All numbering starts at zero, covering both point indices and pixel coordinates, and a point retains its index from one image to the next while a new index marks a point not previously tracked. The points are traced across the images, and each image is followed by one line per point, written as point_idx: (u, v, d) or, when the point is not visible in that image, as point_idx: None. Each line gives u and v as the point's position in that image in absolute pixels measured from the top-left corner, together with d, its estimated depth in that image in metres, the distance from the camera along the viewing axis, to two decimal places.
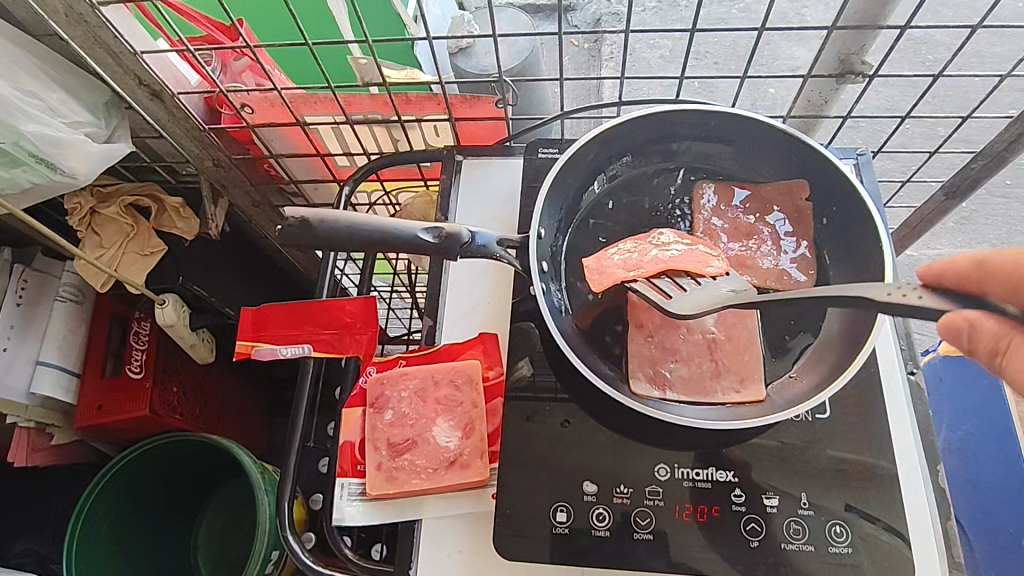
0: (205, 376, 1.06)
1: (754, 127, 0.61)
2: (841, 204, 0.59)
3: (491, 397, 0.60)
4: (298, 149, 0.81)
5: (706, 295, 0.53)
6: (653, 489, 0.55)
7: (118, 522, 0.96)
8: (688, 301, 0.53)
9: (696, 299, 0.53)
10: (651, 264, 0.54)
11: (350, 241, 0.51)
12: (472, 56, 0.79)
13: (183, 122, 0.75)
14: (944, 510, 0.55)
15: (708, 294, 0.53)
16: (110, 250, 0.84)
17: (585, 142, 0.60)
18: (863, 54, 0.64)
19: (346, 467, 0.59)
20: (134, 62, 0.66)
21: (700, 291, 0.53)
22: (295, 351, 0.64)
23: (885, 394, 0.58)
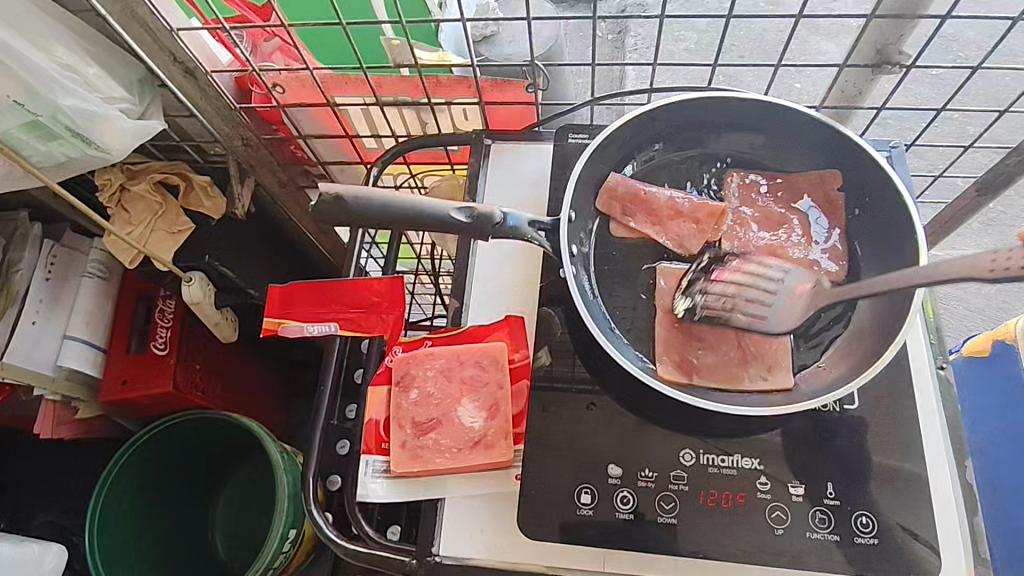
0: (228, 355, 1.08)
1: (790, 116, 0.60)
2: (875, 194, 0.59)
3: (517, 378, 0.60)
4: (326, 130, 0.81)
5: (795, 303, 0.56)
6: (678, 474, 0.55)
7: (140, 495, 0.98)
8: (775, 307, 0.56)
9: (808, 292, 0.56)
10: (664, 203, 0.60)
11: (384, 219, 0.51)
12: (496, 46, 0.77)
13: (216, 100, 0.76)
14: (970, 504, 0.54)
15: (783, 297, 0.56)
16: (139, 227, 0.85)
17: (619, 126, 0.59)
18: (901, 44, 0.64)
19: (370, 444, 0.59)
20: (171, 39, 0.68)
21: (792, 301, 0.56)
22: (323, 329, 0.64)
23: (915, 387, 0.58)
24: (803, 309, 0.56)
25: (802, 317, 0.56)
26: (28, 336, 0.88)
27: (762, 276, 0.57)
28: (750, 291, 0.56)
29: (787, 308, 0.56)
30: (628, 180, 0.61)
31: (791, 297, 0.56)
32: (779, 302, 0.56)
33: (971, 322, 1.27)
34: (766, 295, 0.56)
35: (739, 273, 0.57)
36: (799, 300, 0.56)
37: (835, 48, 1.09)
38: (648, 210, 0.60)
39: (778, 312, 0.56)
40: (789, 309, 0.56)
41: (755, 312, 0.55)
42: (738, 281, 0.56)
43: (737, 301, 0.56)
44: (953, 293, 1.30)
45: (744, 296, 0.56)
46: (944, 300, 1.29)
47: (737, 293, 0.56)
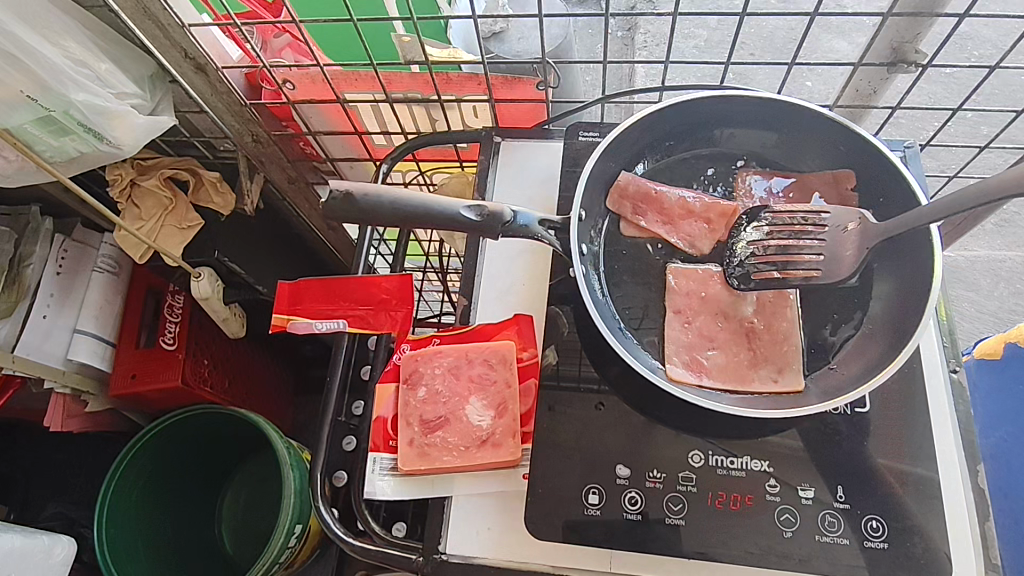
0: (236, 350, 1.08)
1: (803, 115, 0.60)
2: (889, 195, 0.58)
3: (525, 377, 0.60)
4: (336, 126, 0.81)
5: (848, 243, 0.55)
6: (686, 475, 0.55)
7: (150, 488, 0.99)
8: (831, 258, 0.55)
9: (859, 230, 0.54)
10: (674, 202, 0.60)
11: (394, 216, 0.51)
12: (505, 42, 0.77)
13: (226, 97, 0.76)
14: (982, 510, 0.54)
15: (831, 246, 0.55)
16: (149, 222, 0.85)
17: (629, 125, 0.59)
18: (917, 42, 0.63)
19: (378, 442, 0.59)
20: (182, 34, 0.68)
21: (842, 242, 0.55)
22: (330, 326, 0.64)
23: (928, 391, 0.57)
24: (855, 253, 0.54)
25: (858, 256, 0.54)
26: (39, 329, 0.89)
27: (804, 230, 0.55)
28: (795, 250, 0.55)
29: (838, 252, 0.55)
30: (637, 179, 0.61)
31: (840, 242, 0.55)
32: (829, 247, 0.55)
33: (983, 324, 1.26)
34: (812, 247, 0.55)
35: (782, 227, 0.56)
36: (850, 241, 0.54)
37: (847, 47, 1.08)
38: (660, 210, 0.60)
39: (832, 261, 0.55)
40: (840, 250, 0.55)
41: (806, 267, 0.55)
42: (782, 243, 0.56)
43: (784, 260, 0.55)
44: (965, 295, 1.29)
45: (789, 255, 0.55)
46: (955, 301, 1.28)
47: (781, 253, 0.55)
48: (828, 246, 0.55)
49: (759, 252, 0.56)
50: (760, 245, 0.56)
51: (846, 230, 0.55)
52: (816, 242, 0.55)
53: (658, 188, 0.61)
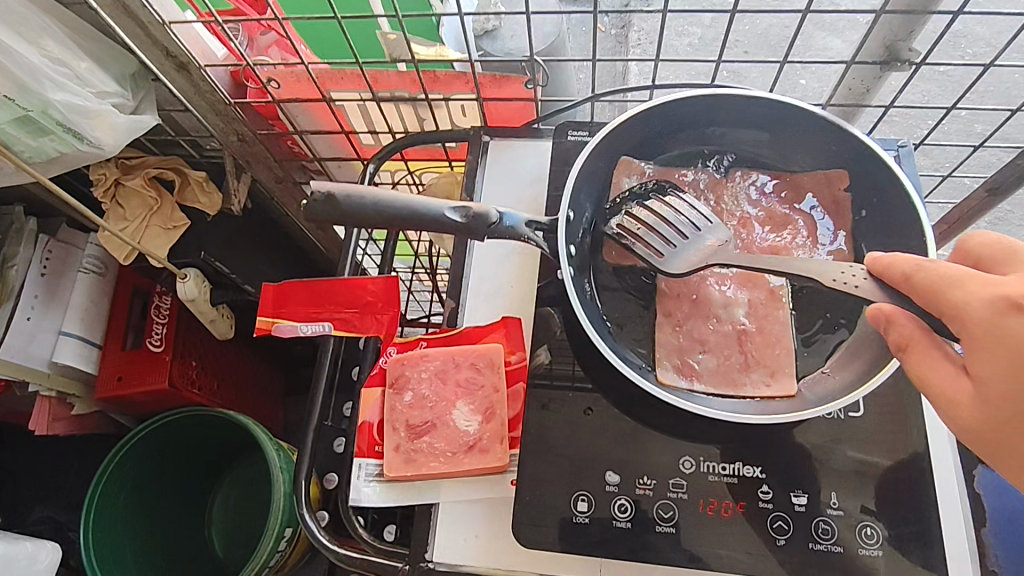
0: (225, 353, 1.07)
1: (798, 116, 0.58)
2: (883, 196, 0.57)
3: (514, 380, 0.59)
4: (323, 126, 0.80)
5: (692, 250, 0.53)
6: (677, 482, 0.54)
7: (136, 492, 0.97)
8: (679, 257, 0.53)
9: (683, 257, 0.53)
10: None
11: (377, 217, 0.50)
12: (497, 40, 0.74)
13: (210, 96, 0.75)
14: (977, 515, 0.53)
15: (692, 249, 0.53)
16: (133, 222, 0.83)
17: (613, 127, 0.58)
18: (910, 40, 0.62)
19: (364, 447, 0.58)
20: (163, 33, 0.66)
21: (687, 246, 0.53)
22: (315, 329, 0.63)
23: (921, 395, 0.57)
24: (693, 256, 0.53)
25: (695, 267, 0.53)
26: (23, 331, 0.87)
27: (648, 233, 0.54)
28: (669, 215, 0.55)
29: (691, 253, 0.53)
30: (639, 171, 0.61)
31: (691, 245, 0.54)
32: (682, 241, 0.54)
33: None
34: (666, 229, 0.54)
35: (629, 225, 0.55)
36: (703, 251, 0.53)
37: (840, 44, 1.06)
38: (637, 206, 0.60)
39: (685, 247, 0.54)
40: (686, 255, 0.53)
41: (661, 239, 0.54)
42: (662, 209, 0.55)
43: (652, 227, 0.54)
44: None
45: (653, 228, 0.54)
46: None
47: (664, 212, 0.55)
48: (674, 240, 0.54)
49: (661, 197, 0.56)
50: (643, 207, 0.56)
51: (674, 246, 0.54)
52: (678, 230, 0.54)
53: None
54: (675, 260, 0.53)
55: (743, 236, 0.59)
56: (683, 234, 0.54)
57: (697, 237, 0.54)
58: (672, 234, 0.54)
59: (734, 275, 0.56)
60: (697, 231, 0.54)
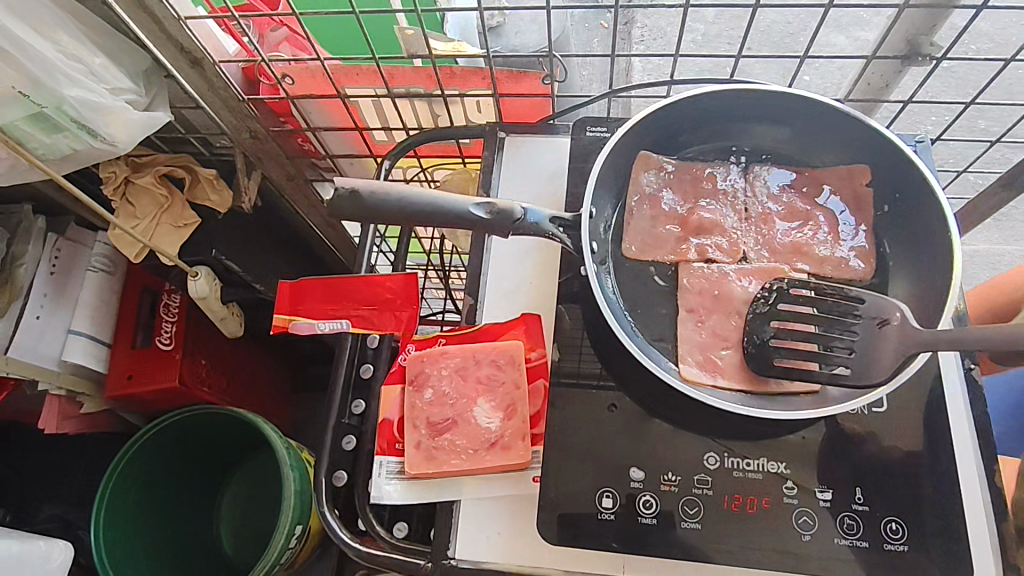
0: (234, 351, 1.06)
1: (820, 109, 0.58)
2: (907, 192, 0.57)
3: (534, 377, 0.59)
4: (335, 122, 0.80)
5: (887, 351, 0.50)
6: (702, 478, 0.54)
7: (147, 490, 0.97)
8: (876, 365, 0.50)
9: (883, 363, 0.50)
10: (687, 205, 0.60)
11: (399, 214, 0.50)
12: (502, 36, 0.75)
13: (223, 93, 0.75)
14: (1001, 510, 0.53)
15: (879, 346, 0.50)
16: (144, 220, 0.83)
17: (634, 124, 0.58)
18: (932, 35, 0.62)
19: (383, 445, 0.58)
20: (178, 28, 0.66)
21: (875, 355, 0.50)
22: (333, 326, 0.63)
23: (943, 389, 0.57)
24: (891, 353, 0.50)
25: (894, 362, 0.50)
26: (33, 330, 0.86)
27: (809, 356, 0.51)
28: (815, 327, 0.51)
29: (875, 355, 0.50)
30: (659, 167, 0.61)
31: (874, 341, 0.50)
32: (862, 346, 0.50)
33: None
34: (842, 345, 0.51)
35: (782, 358, 0.52)
36: (889, 341, 0.50)
37: (844, 41, 1.04)
38: (656, 201, 0.60)
39: (865, 362, 0.50)
40: (874, 357, 0.50)
41: (839, 363, 0.51)
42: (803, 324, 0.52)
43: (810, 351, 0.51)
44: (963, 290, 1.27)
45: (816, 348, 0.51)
46: None
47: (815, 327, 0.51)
48: (860, 344, 0.51)
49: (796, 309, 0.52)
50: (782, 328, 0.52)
51: (858, 360, 0.50)
52: (846, 323, 0.51)
53: (667, 205, 0.60)
54: (868, 372, 0.50)
55: (764, 232, 0.59)
56: (852, 335, 0.51)
57: (873, 337, 0.50)
58: (852, 340, 0.51)
59: (755, 271, 0.56)
60: (858, 332, 0.51)
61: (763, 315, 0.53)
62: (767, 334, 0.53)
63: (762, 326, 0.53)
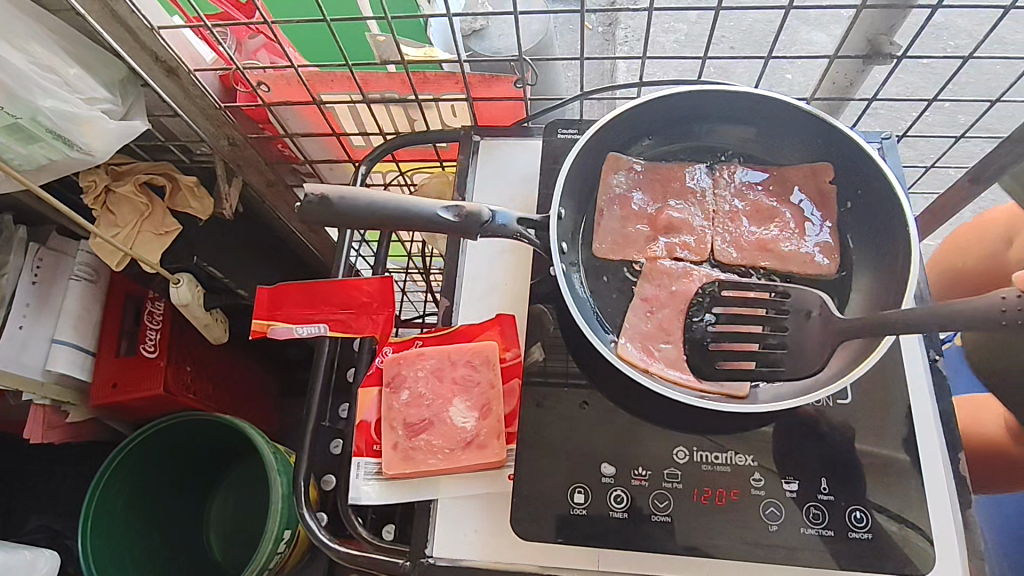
0: (219, 357, 1.07)
1: (782, 109, 0.59)
2: (866, 189, 0.58)
3: (509, 377, 0.60)
4: (313, 128, 0.80)
5: (812, 334, 0.53)
6: (672, 472, 0.55)
7: (133, 497, 0.97)
8: (807, 356, 0.53)
9: (812, 349, 0.53)
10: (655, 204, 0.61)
11: (369, 218, 0.51)
12: (485, 40, 0.75)
13: (200, 100, 0.75)
14: (964, 497, 0.54)
15: (806, 335, 0.53)
16: (125, 229, 0.83)
17: (602, 126, 0.58)
18: (893, 34, 0.63)
19: (362, 446, 0.58)
20: (151, 37, 0.67)
21: (805, 341, 0.53)
22: (312, 331, 0.63)
23: (908, 380, 0.58)
24: (820, 342, 0.53)
25: (823, 350, 0.53)
26: (15, 340, 0.86)
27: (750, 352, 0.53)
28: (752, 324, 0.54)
29: (803, 344, 0.53)
30: (627, 167, 0.62)
31: (803, 335, 0.53)
32: (793, 337, 0.53)
33: None
34: (770, 336, 0.53)
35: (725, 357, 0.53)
36: (814, 333, 0.53)
37: (825, 39, 1.05)
38: (625, 202, 0.61)
39: (796, 354, 0.53)
40: (805, 348, 0.53)
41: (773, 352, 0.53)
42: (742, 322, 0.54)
43: (743, 348, 0.53)
44: None
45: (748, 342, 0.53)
46: None
47: (747, 326, 0.54)
48: (792, 337, 0.53)
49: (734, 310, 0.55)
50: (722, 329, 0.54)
51: (788, 351, 0.53)
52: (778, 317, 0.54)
53: (636, 205, 0.61)
54: (800, 364, 0.53)
55: (731, 230, 0.60)
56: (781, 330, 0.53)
57: (799, 326, 0.53)
58: (782, 335, 0.53)
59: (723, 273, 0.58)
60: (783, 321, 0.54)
61: (698, 319, 0.55)
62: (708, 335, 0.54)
63: (702, 327, 0.55)
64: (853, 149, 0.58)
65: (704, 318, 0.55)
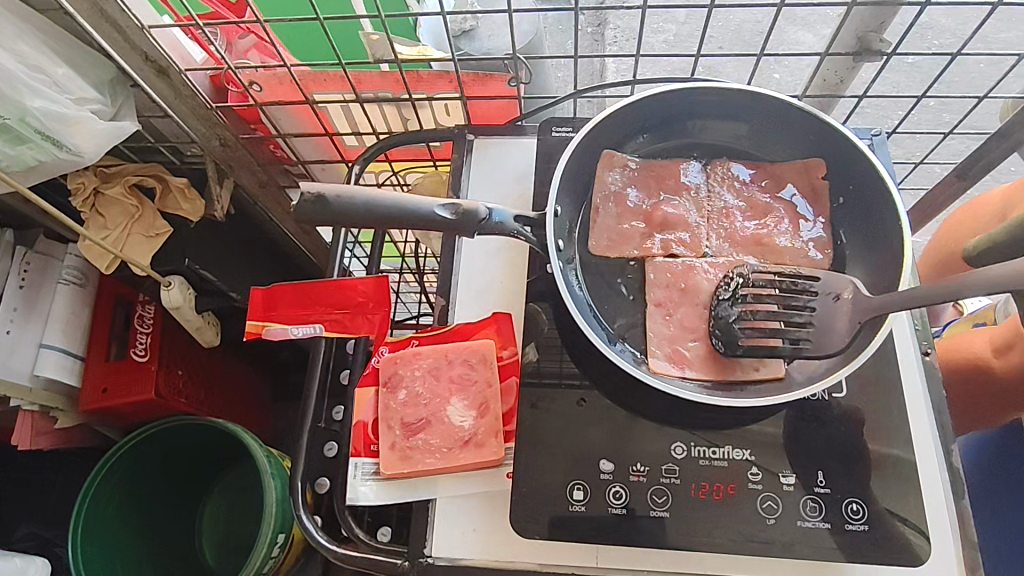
0: (211, 360, 1.06)
1: (774, 105, 0.60)
2: (858, 184, 0.59)
3: (506, 375, 0.60)
4: (306, 128, 0.80)
5: (840, 316, 0.52)
6: (670, 467, 0.55)
7: (125, 503, 0.96)
8: (831, 334, 0.51)
9: (836, 328, 0.51)
10: (650, 202, 0.61)
11: (366, 217, 0.51)
12: (476, 40, 0.74)
13: (191, 100, 0.74)
14: (958, 488, 0.55)
15: (834, 317, 0.52)
16: (115, 231, 0.82)
17: (597, 123, 0.59)
18: (882, 31, 0.64)
19: (359, 447, 0.58)
20: (142, 37, 0.66)
21: (830, 320, 0.52)
22: (307, 331, 0.63)
23: (901, 373, 0.58)
24: (848, 324, 0.51)
25: (851, 327, 0.51)
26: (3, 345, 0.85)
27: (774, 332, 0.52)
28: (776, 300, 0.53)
29: (831, 324, 0.52)
30: (622, 164, 0.62)
31: (831, 316, 0.52)
32: (821, 317, 0.52)
33: None
34: (796, 317, 0.52)
35: (747, 335, 0.53)
36: (841, 313, 0.51)
37: (811, 38, 1.06)
38: (620, 199, 0.61)
39: (823, 333, 0.52)
40: (832, 328, 0.52)
41: (798, 333, 0.51)
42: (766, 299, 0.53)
43: (771, 329, 0.52)
44: None
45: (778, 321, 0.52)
46: None
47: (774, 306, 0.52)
48: (816, 318, 0.52)
49: (757, 290, 0.53)
50: (748, 309, 0.53)
51: (816, 328, 0.52)
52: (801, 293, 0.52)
53: (632, 202, 0.61)
54: (828, 341, 0.51)
55: (725, 226, 0.60)
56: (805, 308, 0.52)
57: (827, 308, 0.52)
58: (811, 315, 0.52)
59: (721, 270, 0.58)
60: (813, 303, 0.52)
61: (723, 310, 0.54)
62: (733, 316, 0.53)
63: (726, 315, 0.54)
64: (846, 144, 0.58)
65: (730, 302, 0.54)
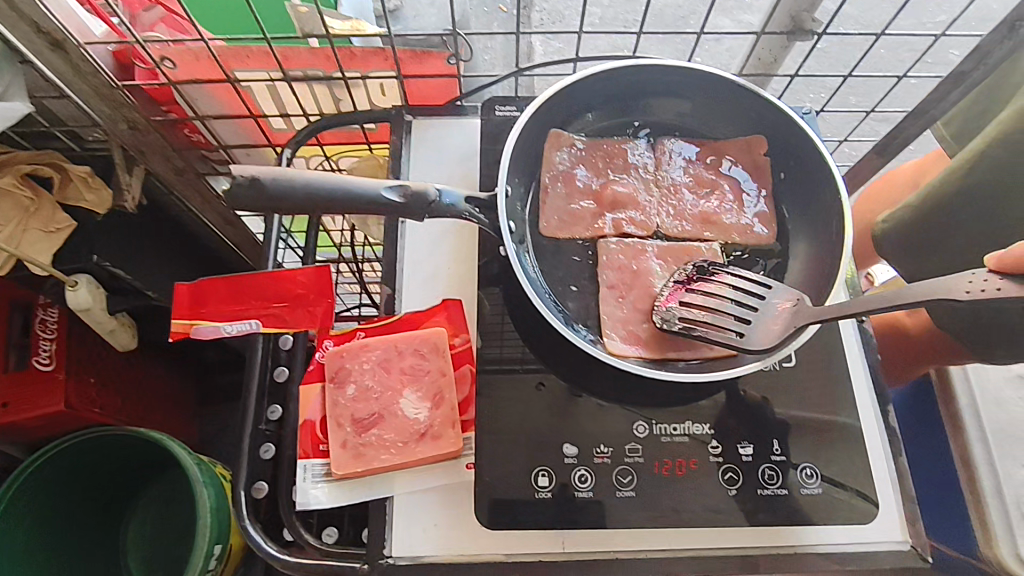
0: (127, 365, 0.97)
1: (715, 83, 0.60)
2: (797, 159, 0.61)
3: (460, 363, 0.58)
4: (226, 110, 0.74)
5: (773, 321, 0.52)
6: (632, 447, 0.55)
7: (36, 526, 0.87)
8: (760, 336, 0.52)
9: (763, 332, 0.52)
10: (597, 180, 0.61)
11: (304, 201, 0.47)
12: (402, 19, 0.72)
13: (93, 78, 0.66)
14: (897, 447, 0.58)
15: (769, 319, 0.52)
16: (7, 226, 0.73)
17: (543, 100, 0.57)
18: (813, 11, 0.66)
19: (307, 448, 0.55)
20: (33, 5, 0.58)
21: (764, 322, 0.52)
22: (241, 328, 0.58)
23: (840, 341, 0.61)
24: (784, 326, 0.52)
25: (783, 334, 0.52)
26: None
27: (710, 318, 0.53)
28: (727, 294, 0.53)
29: (768, 323, 0.52)
30: (569, 143, 0.61)
31: (772, 317, 0.52)
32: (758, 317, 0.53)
33: None
34: (733, 314, 0.53)
35: (686, 316, 0.53)
36: (781, 316, 0.52)
37: (732, 22, 1.09)
38: (569, 179, 0.61)
39: (759, 329, 0.52)
40: (767, 328, 0.52)
41: (732, 329, 0.52)
42: (718, 291, 0.54)
43: (706, 322, 0.53)
44: None
45: (717, 314, 0.53)
46: None
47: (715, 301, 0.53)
48: (754, 321, 0.52)
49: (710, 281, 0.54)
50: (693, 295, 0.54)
51: (750, 324, 0.52)
52: (742, 315, 0.53)
53: (580, 181, 0.61)
54: (753, 338, 0.52)
55: (673, 204, 0.61)
56: (751, 307, 0.53)
57: (769, 306, 0.53)
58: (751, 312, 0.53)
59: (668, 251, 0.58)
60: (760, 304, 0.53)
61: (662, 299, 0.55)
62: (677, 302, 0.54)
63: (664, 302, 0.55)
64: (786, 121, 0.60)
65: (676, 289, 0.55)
